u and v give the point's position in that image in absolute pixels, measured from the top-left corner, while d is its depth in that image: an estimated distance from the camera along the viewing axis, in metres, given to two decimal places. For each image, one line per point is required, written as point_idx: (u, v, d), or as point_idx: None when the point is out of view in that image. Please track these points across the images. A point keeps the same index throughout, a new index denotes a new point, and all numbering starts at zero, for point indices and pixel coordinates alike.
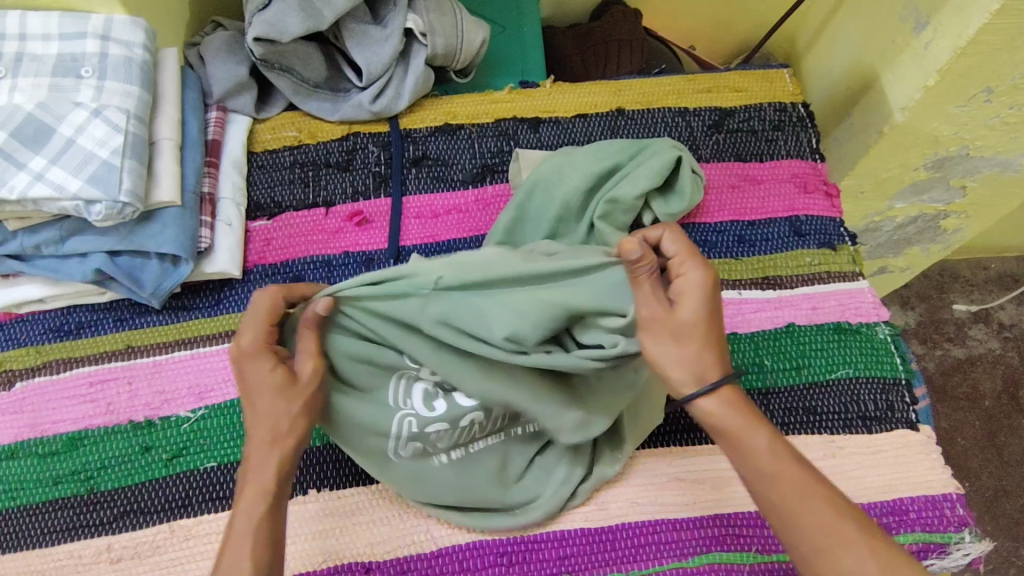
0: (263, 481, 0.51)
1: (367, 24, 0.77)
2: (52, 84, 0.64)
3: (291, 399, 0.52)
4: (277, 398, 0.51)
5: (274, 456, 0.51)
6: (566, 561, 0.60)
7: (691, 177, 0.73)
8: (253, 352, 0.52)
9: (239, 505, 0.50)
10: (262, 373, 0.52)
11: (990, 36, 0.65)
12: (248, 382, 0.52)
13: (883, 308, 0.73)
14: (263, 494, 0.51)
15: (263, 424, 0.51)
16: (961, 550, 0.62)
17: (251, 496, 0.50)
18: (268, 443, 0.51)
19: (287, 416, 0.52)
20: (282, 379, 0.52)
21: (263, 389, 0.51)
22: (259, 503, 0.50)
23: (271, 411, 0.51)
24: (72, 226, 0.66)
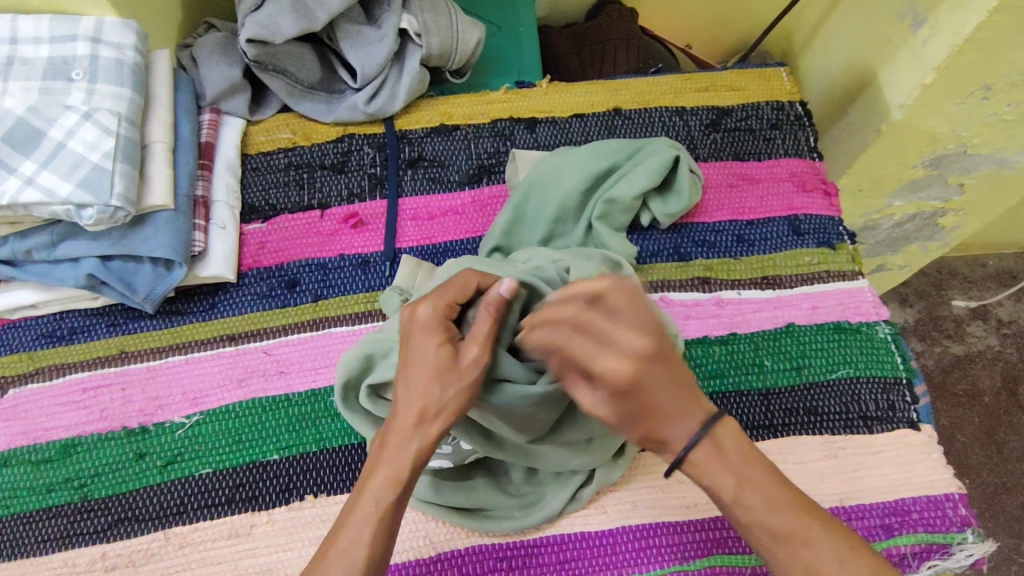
0: (402, 465, 0.47)
1: (361, 25, 0.76)
2: (42, 87, 0.63)
3: (449, 383, 0.48)
4: (433, 378, 0.48)
5: (411, 435, 0.48)
6: (566, 565, 0.60)
7: (688, 176, 0.72)
8: (429, 325, 0.50)
9: (370, 492, 0.47)
10: (428, 350, 0.49)
11: (987, 34, 0.64)
12: (410, 359, 0.50)
13: (883, 307, 0.72)
14: (398, 479, 0.47)
15: (410, 404, 0.48)
16: (964, 551, 0.61)
17: (383, 475, 0.47)
18: (414, 423, 0.48)
19: (440, 400, 0.48)
20: (445, 357, 0.49)
21: (421, 366, 0.49)
22: (391, 487, 0.47)
23: (423, 388, 0.48)
24: (63, 231, 0.65)
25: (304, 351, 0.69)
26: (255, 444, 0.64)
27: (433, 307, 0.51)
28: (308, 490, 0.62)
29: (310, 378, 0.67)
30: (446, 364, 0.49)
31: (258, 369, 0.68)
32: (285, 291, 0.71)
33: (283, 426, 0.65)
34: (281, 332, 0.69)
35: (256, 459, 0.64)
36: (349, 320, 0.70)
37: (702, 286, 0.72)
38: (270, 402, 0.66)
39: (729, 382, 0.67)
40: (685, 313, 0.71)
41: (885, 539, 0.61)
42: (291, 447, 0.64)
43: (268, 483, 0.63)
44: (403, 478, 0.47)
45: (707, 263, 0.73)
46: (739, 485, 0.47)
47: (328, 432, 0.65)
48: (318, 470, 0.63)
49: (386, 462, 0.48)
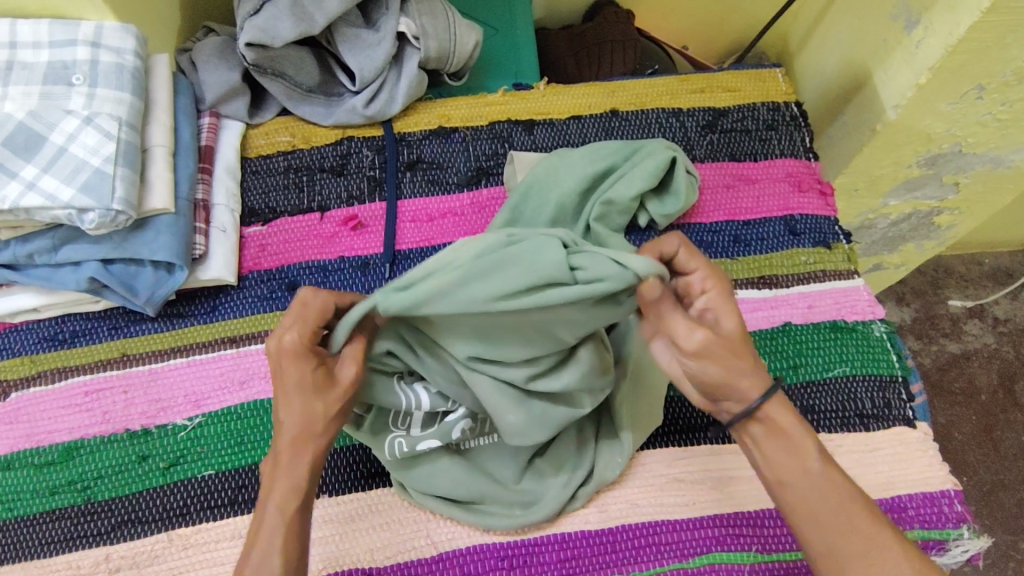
0: (292, 481, 0.49)
1: (359, 28, 0.77)
2: (43, 92, 0.64)
3: (325, 400, 0.49)
4: (303, 399, 0.49)
5: (301, 454, 0.49)
6: (567, 563, 0.60)
7: (685, 176, 0.73)
8: (291, 350, 0.49)
9: (267, 516, 0.48)
10: (291, 373, 0.49)
11: (981, 34, 0.65)
12: (283, 378, 0.50)
13: (879, 306, 0.73)
14: (296, 491, 0.49)
15: (286, 426, 0.49)
16: (959, 547, 0.62)
17: (283, 482, 0.49)
18: (290, 447, 0.49)
19: (309, 418, 0.49)
20: (316, 378, 0.49)
21: (290, 390, 0.49)
22: (290, 501, 0.48)
23: (297, 408, 0.49)
24: (65, 235, 0.66)
25: None
26: (257, 446, 0.65)
27: (297, 334, 0.49)
28: None
29: None
30: (316, 389, 0.49)
31: (259, 371, 0.68)
32: (284, 293, 0.72)
33: None
34: None
35: (258, 461, 0.64)
36: None
37: None
38: (271, 403, 0.67)
39: None
40: None
41: None
42: None
43: None
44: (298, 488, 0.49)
45: None
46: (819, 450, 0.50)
47: None
48: None
49: (278, 481, 0.49)
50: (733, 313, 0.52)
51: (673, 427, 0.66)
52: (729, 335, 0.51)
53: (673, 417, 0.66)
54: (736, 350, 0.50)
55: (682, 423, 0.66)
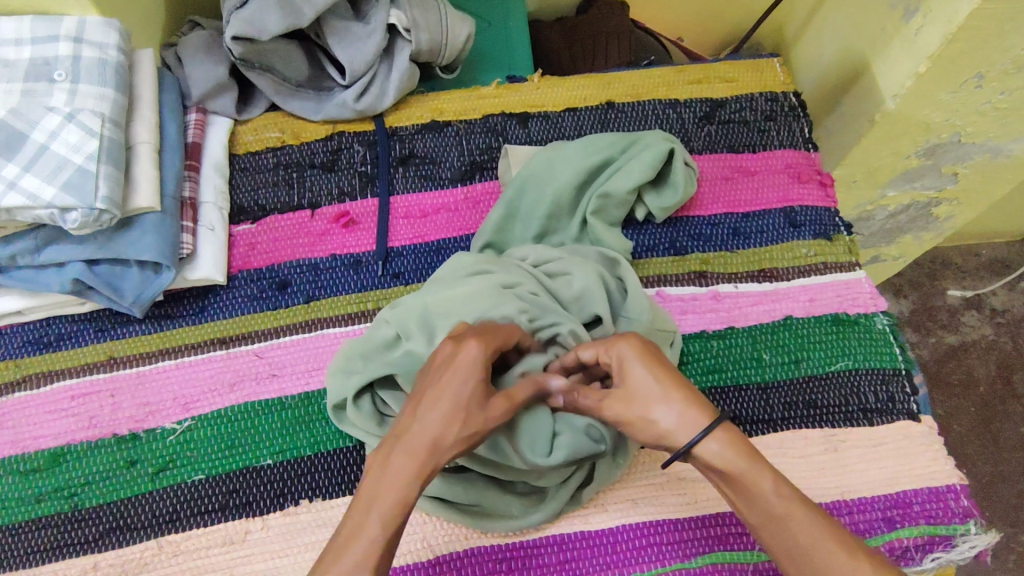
0: (402, 493, 0.44)
1: (349, 21, 0.75)
2: (23, 89, 0.62)
3: (479, 420, 0.48)
4: (456, 412, 0.47)
5: (416, 467, 0.45)
6: (567, 565, 0.59)
7: (683, 169, 0.71)
8: (468, 361, 0.49)
9: (363, 527, 0.43)
10: (459, 385, 0.48)
11: (981, 21, 0.64)
12: (450, 385, 0.48)
13: (880, 299, 0.72)
14: (402, 505, 0.44)
15: (419, 434, 0.46)
16: (967, 542, 0.61)
17: (404, 485, 0.44)
18: (422, 454, 0.45)
19: (451, 433, 0.46)
20: (480, 396, 0.48)
21: (451, 397, 0.47)
22: (391, 517, 0.43)
23: (440, 419, 0.46)
24: (49, 235, 0.64)
25: (295, 354, 0.67)
26: (249, 449, 0.63)
27: (480, 348, 0.49)
28: (304, 495, 0.62)
29: (303, 381, 0.66)
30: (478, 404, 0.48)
31: (249, 372, 0.67)
32: (276, 292, 0.70)
33: (276, 430, 0.64)
34: (272, 334, 0.68)
35: (250, 465, 0.63)
36: (342, 320, 0.69)
37: (698, 280, 0.71)
38: (263, 406, 0.65)
39: (728, 377, 0.67)
40: (682, 308, 0.70)
41: (886, 532, 0.60)
42: (285, 452, 0.63)
43: (262, 488, 0.62)
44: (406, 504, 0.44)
45: (703, 257, 0.73)
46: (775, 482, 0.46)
47: (322, 435, 0.64)
48: (313, 474, 0.62)
49: (388, 486, 0.44)
50: (643, 363, 0.50)
51: None
52: (646, 384, 0.49)
53: None
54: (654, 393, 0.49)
55: None
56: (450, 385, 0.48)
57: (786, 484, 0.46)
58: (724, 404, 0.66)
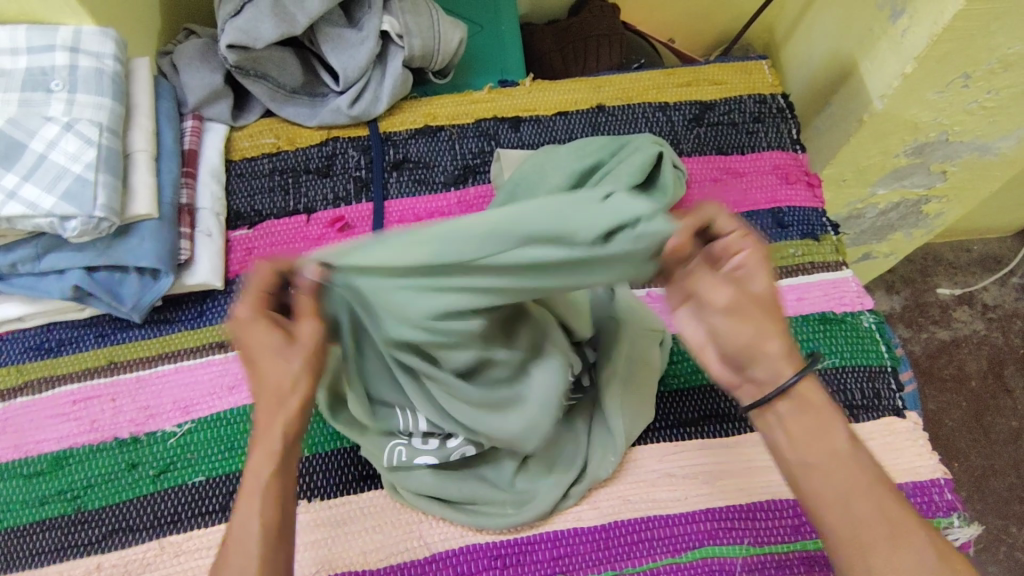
0: (275, 442, 0.46)
1: (342, 28, 0.76)
2: (22, 99, 0.63)
3: (285, 363, 0.45)
4: (274, 357, 0.45)
5: (274, 412, 0.46)
6: (560, 561, 0.60)
7: (672, 172, 0.73)
8: (248, 323, 0.45)
9: (249, 473, 0.45)
10: (261, 336, 0.45)
11: (965, 22, 0.65)
12: (250, 347, 0.46)
13: (868, 297, 0.73)
14: (270, 456, 0.45)
15: (268, 383, 0.45)
16: (950, 535, 0.62)
17: (283, 438, 0.46)
18: (272, 400, 0.46)
19: (291, 374, 0.45)
20: (279, 338, 0.45)
21: (260, 352, 0.45)
22: (269, 477, 0.45)
23: (280, 372, 0.45)
24: (48, 243, 0.65)
25: None
26: (247, 451, 0.65)
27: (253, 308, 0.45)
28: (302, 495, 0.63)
29: None
30: (282, 344, 0.45)
31: None
32: None
33: None
34: None
35: None
36: None
37: None
38: None
39: None
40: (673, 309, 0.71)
41: None
42: None
43: None
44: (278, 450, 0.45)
45: None
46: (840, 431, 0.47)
47: (319, 436, 0.65)
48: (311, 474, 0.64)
49: (264, 438, 0.46)
50: (764, 275, 0.47)
51: (665, 421, 0.66)
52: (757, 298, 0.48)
53: (664, 412, 0.67)
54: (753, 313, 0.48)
55: (674, 417, 0.66)
56: (257, 341, 0.45)
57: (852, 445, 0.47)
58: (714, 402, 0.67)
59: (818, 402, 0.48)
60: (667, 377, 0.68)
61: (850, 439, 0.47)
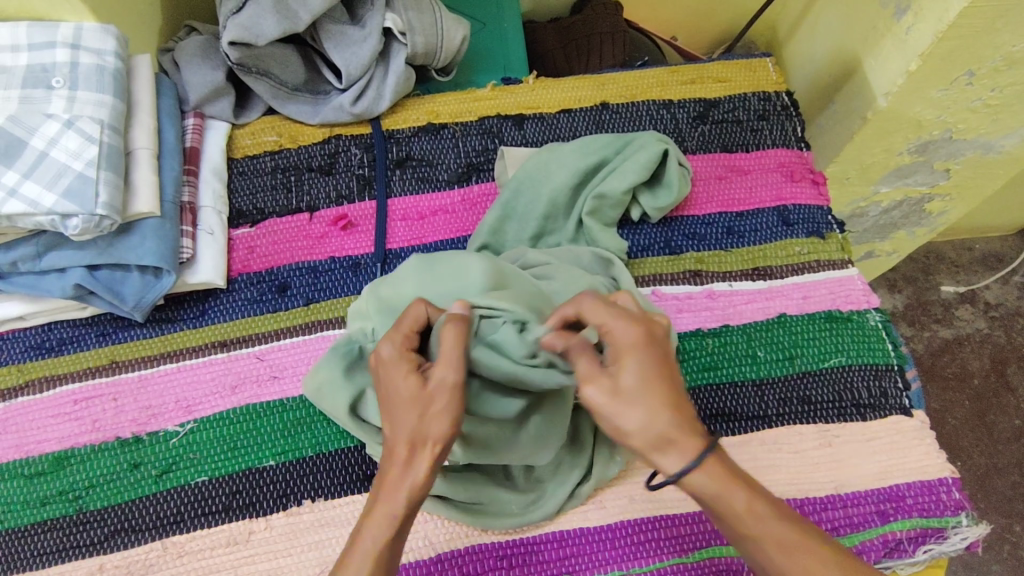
0: (393, 508, 0.44)
1: (344, 25, 0.76)
2: (22, 96, 0.63)
3: (426, 410, 0.46)
4: (409, 408, 0.47)
5: (400, 470, 0.45)
6: (566, 561, 0.60)
7: (678, 169, 0.72)
8: (393, 360, 0.49)
9: (361, 538, 0.45)
10: (399, 384, 0.48)
11: (970, 20, 0.64)
12: (389, 393, 0.48)
13: (873, 295, 0.73)
14: (392, 519, 0.44)
15: (397, 435, 0.46)
16: (958, 534, 0.62)
17: (395, 492, 0.45)
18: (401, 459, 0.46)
19: (422, 427, 0.46)
20: (414, 384, 0.48)
21: (399, 400, 0.47)
22: (384, 531, 0.44)
23: (407, 422, 0.46)
24: (49, 241, 0.65)
25: (296, 356, 0.68)
26: (250, 451, 0.64)
27: (395, 344, 0.50)
28: (306, 495, 0.62)
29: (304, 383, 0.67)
30: (414, 394, 0.47)
31: (250, 375, 0.67)
32: (276, 295, 0.71)
33: (277, 432, 0.65)
34: (272, 337, 0.69)
35: (252, 466, 0.63)
36: (339, 323, 0.70)
37: (694, 279, 0.72)
38: (264, 408, 0.66)
39: (723, 374, 0.68)
40: (678, 307, 0.71)
41: (880, 525, 0.61)
42: (287, 453, 0.64)
43: (264, 490, 0.63)
44: (399, 517, 0.44)
45: (698, 256, 0.73)
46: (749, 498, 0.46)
47: (322, 436, 0.65)
48: (315, 474, 0.63)
49: (384, 500, 0.45)
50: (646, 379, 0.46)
51: None
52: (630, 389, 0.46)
53: None
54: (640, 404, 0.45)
55: None
56: (396, 391, 0.48)
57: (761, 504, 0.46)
58: (720, 401, 0.66)
59: (710, 483, 0.45)
60: None
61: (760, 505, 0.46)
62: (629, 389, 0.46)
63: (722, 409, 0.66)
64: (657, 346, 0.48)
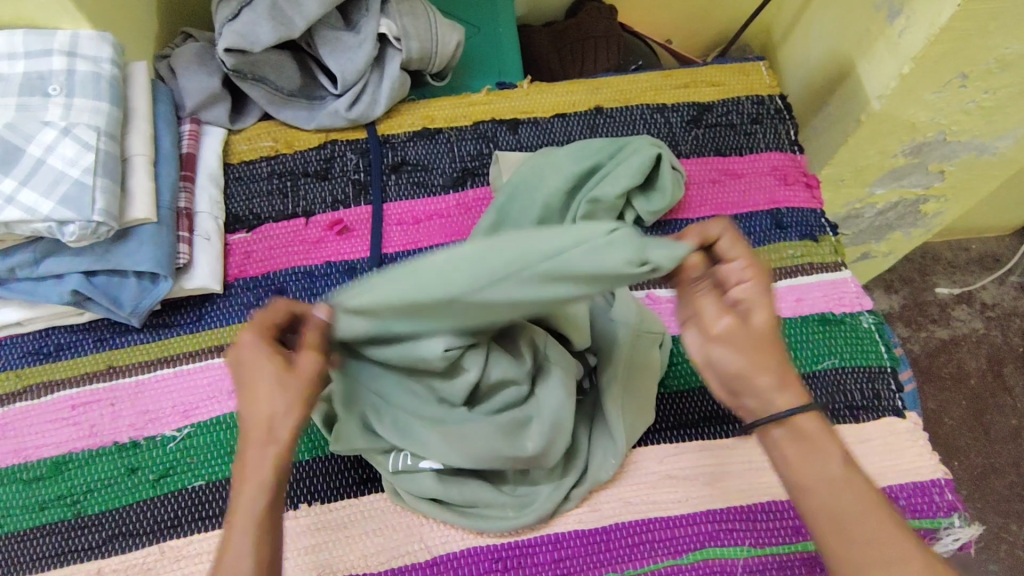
0: (265, 475, 0.45)
1: (340, 31, 0.76)
2: (19, 103, 0.63)
3: (290, 390, 0.47)
4: (272, 389, 0.47)
5: (271, 448, 0.46)
6: (561, 564, 0.60)
7: (671, 173, 0.73)
8: (251, 349, 0.48)
9: (239, 506, 0.45)
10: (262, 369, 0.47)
11: (961, 23, 0.65)
12: (246, 382, 0.48)
13: (866, 297, 0.73)
14: (265, 490, 0.45)
15: (254, 419, 0.46)
16: (951, 535, 0.62)
17: (257, 479, 0.45)
18: (263, 435, 0.46)
19: (280, 406, 0.47)
20: (278, 368, 0.47)
21: (261, 384, 0.47)
22: (259, 499, 0.45)
23: (268, 402, 0.47)
24: (46, 247, 0.65)
25: None
26: None
27: (256, 333, 0.49)
28: (302, 499, 0.63)
29: None
30: (274, 381, 0.47)
31: None
32: (272, 300, 0.71)
33: None
34: None
35: None
36: None
37: None
38: None
39: None
40: (672, 310, 0.71)
41: None
42: None
43: None
44: (272, 483, 0.45)
45: None
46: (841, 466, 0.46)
47: (318, 440, 0.65)
48: (311, 478, 0.64)
49: (254, 472, 0.45)
50: (767, 307, 0.47)
51: (665, 422, 0.66)
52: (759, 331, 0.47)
53: (665, 412, 0.67)
54: (761, 346, 0.47)
55: (674, 419, 0.67)
56: (258, 375, 0.47)
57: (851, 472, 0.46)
58: (714, 403, 0.67)
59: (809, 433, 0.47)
60: (668, 379, 0.68)
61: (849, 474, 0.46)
62: (758, 332, 0.47)
63: (716, 412, 0.67)
64: (778, 293, 0.49)
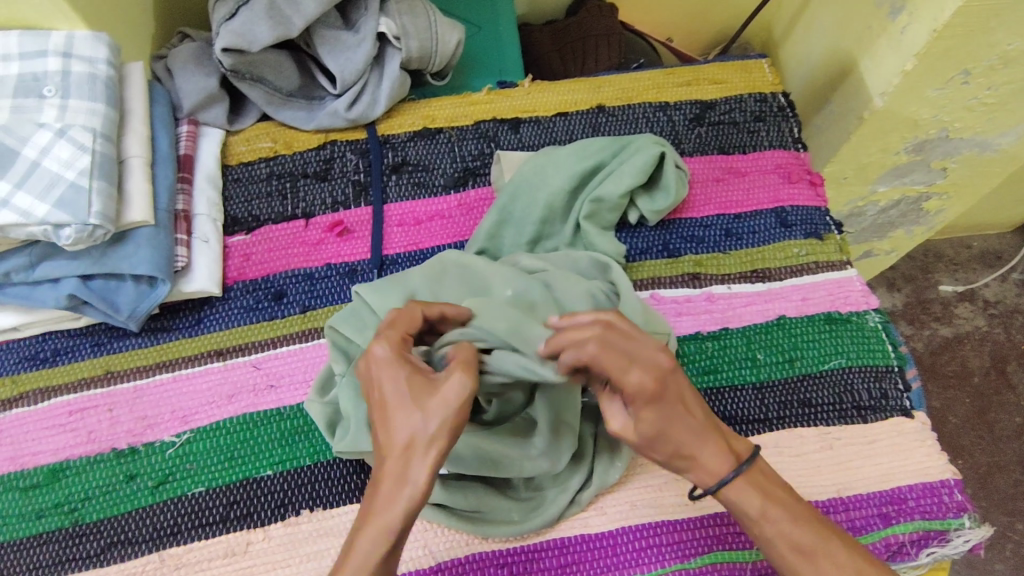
0: (392, 515, 0.43)
1: (339, 30, 0.75)
2: (13, 105, 0.62)
3: (427, 409, 0.46)
4: (408, 408, 0.46)
5: (402, 478, 0.44)
6: (567, 568, 0.59)
7: (675, 172, 0.72)
8: (385, 362, 0.49)
9: (357, 544, 0.44)
10: (392, 385, 0.48)
11: (965, 19, 0.64)
12: (385, 395, 0.47)
13: (872, 296, 0.72)
14: (388, 533, 0.43)
15: (395, 442, 0.45)
16: (961, 536, 0.61)
17: (369, 533, 0.44)
18: (401, 463, 0.45)
19: (425, 431, 0.45)
20: (412, 386, 0.47)
21: (397, 404, 0.47)
22: (382, 540, 0.43)
23: (406, 423, 0.46)
24: (42, 252, 0.64)
25: (293, 364, 0.68)
26: (248, 461, 0.63)
27: (388, 344, 0.50)
28: (304, 505, 0.62)
29: (301, 391, 0.67)
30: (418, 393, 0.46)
31: (247, 384, 0.67)
32: (270, 302, 0.70)
33: (274, 440, 0.64)
34: (269, 345, 0.69)
35: (248, 476, 0.63)
36: None
37: (692, 282, 0.72)
38: (262, 417, 0.65)
39: (723, 377, 0.67)
40: (677, 310, 0.70)
41: (882, 528, 0.61)
42: (284, 462, 0.63)
43: (261, 500, 0.62)
44: (396, 527, 0.43)
45: (696, 259, 0.73)
46: (766, 501, 0.49)
47: (320, 444, 0.64)
48: (314, 483, 0.63)
49: (382, 506, 0.44)
50: (658, 407, 0.48)
51: None
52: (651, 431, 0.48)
53: None
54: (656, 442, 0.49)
55: None
56: (391, 392, 0.47)
57: (776, 506, 0.48)
58: (720, 405, 0.66)
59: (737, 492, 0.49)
60: None
61: (791, 515, 0.48)
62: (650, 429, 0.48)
63: (722, 413, 0.66)
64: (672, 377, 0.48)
